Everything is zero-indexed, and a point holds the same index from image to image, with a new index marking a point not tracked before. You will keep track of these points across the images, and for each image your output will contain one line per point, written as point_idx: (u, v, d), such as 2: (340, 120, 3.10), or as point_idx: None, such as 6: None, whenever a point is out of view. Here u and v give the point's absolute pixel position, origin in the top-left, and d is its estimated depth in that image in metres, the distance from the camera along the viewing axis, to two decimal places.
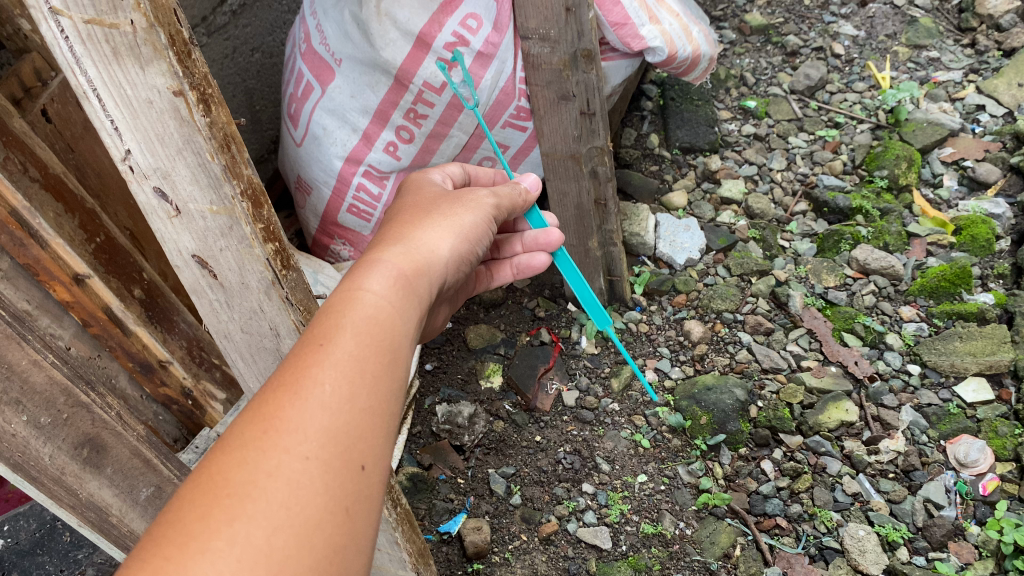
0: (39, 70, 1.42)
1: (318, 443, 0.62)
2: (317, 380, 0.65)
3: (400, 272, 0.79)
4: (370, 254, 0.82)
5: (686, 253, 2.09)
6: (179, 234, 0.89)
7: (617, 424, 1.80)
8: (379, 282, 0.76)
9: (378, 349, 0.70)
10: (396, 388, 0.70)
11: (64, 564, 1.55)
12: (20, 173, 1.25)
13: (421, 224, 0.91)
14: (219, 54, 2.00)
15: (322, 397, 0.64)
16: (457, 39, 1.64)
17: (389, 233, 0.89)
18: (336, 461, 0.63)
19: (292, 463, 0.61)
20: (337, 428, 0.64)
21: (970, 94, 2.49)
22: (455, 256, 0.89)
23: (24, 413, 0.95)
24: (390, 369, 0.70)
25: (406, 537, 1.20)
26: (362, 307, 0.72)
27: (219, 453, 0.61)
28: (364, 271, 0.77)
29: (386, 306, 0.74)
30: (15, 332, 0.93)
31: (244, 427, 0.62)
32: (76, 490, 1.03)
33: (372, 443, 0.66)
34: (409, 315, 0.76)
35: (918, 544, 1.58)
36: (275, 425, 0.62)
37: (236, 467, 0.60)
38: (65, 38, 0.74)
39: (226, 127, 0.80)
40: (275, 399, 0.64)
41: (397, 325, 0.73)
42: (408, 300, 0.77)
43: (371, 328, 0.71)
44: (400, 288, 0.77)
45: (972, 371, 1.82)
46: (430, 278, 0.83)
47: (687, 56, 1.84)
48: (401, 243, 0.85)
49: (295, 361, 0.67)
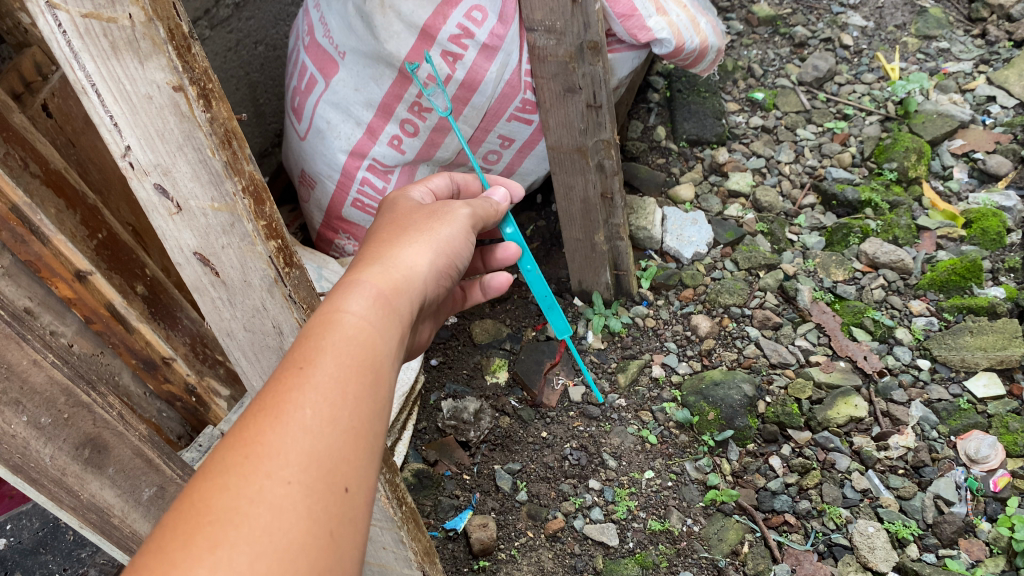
0: (39, 65, 1.41)
1: (300, 467, 0.60)
2: (297, 404, 0.63)
3: (379, 292, 0.77)
4: (348, 275, 0.79)
5: (694, 247, 2.07)
6: (180, 231, 0.88)
7: (624, 419, 1.78)
8: (358, 303, 0.74)
9: (360, 371, 0.68)
10: (377, 409, 0.68)
11: (67, 563, 1.54)
12: (21, 168, 1.23)
13: (399, 240, 0.88)
14: (222, 47, 1.99)
15: (303, 421, 0.62)
16: (462, 31, 1.63)
17: (366, 252, 0.85)
18: (319, 484, 0.60)
19: (274, 487, 0.58)
20: (319, 452, 0.61)
21: (980, 84, 2.46)
22: (436, 271, 0.87)
23: (24, 413, 0.94)
24: (372, 390, 0.68)
25: (411, 536, 1.19)
26: (341, 329, 0.70)
27: (197, 481, 0.58)
28: (342, 292, 0.75)
29: (366, 326, 0.72)
30: (14, 332, 0.92)
31: (224, 453, 0.60)
32: (78, 491, 1.02)
33: (355, 466, 0.63)
34: (389, 335, 0.74)
35: (928, 541, 1.57)
36: (257, 449, 0.59)
37: (218, 492, 0.57)
38: (63, 31, 0.72)
39: (227, 122, 0.79)
40: (255, 423, 0.61)
41: (377, 345, 0.71)
42: (388, 320, 0.75)
43: (351, 349, 0.69)
44: (380, 308, 0.75)
45: (983, 366, 1.80)
46: (410, 296, 0.80)
47: (695, 47, 1.81)
48: (380, 261, 0.83)
49: (274, 385, 0.64)
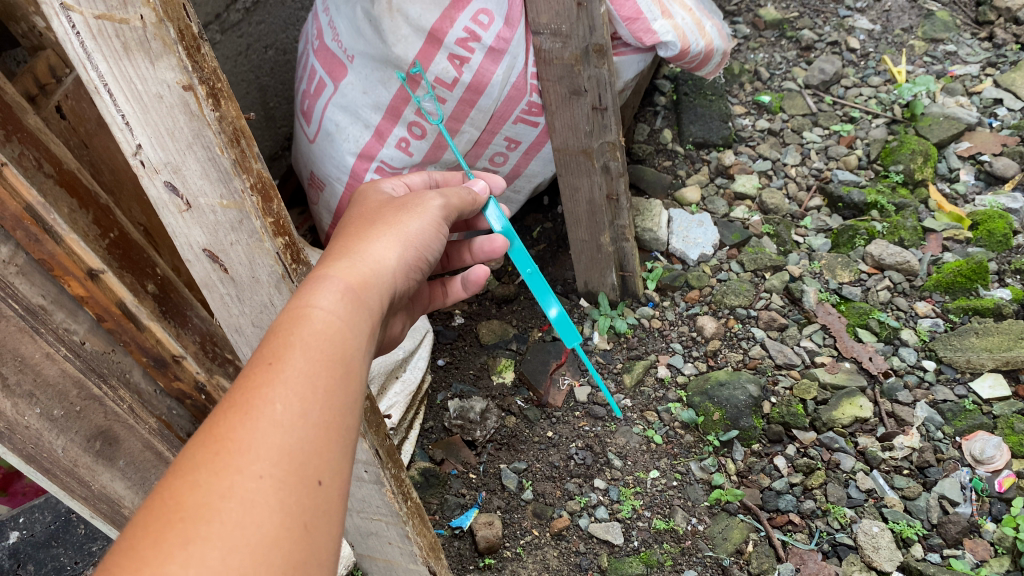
0: (53, 68, 1.44)
1: (271, 462, 0.62)
2: (268, 400, 0.65)
3: (350, 287, 0.79)
4: (318, 269, 0.81)
5: (699, 249, 2.09)
6: (190, 229, 0.90)
7: (630, 419, 1.80)
8: (329, 298, 0.76)
9: (329, 365, 0.70)
10: (347, 401, 0.70)
11: (79, 556, 1.57)
12: (35, 168, 1.25)
13: (368, 235, 0.89)
14: (233, 51, 2.01)
15: (273, 416, 0.64)
16: (468, 35, 1.64)
17: (336, 248, 0.87)
18: (291, 478, 0.62)
19: (245, 483, 0.60)
20: (291, 447, 0.63)
21: (987, 87, 2.47)
22: (406, 265, 0.89)
23: (37, 405, 1.01)
24: (341, 384, 0.70)
25: (416, 530, 1.20)
26: (310, 325, 0.72)
27: (168, 479, 0.60)
28: (312, 287, 0.76)
29: (335, 320, 0.74)
30: (28, 326, 0.99)
31: (195, 450, 0.62)
32: (88, 481, 1.10)
33: (326, 459, 0.65)
34: (360, 329, 0.76)
35: (932, 541, 1.57)
36: (228, 446, 0.61)
37: (189, 489, 0.59)
38: (76, 32, 0.75)
39: (236, 121, 0.81)
40: (226, 421, 0.63)
41: (346, 339, 0.73)
42: (358, 314, 0.77)
43: (320, 344, 0.71)
44: (350, 302, 0.77)
45: (988, 367, 1.80)
46: (379, 290, 0.82)
47: (700, 50, 1.83)
48: (348, 256, 0.84)
49: (244, 382, 0.66)
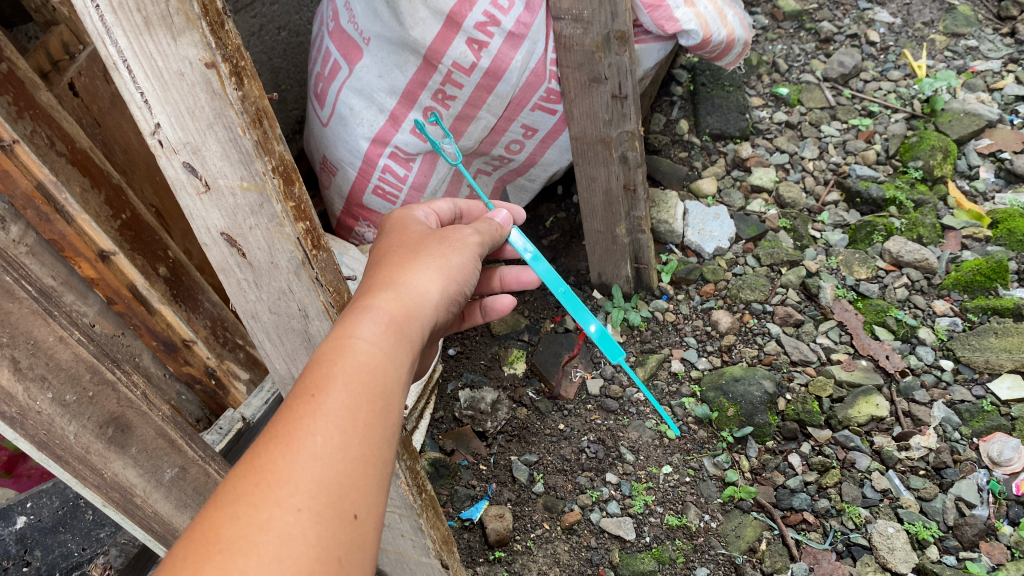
0: (66, 43, 1.40)
1: (310, 494, 0.60)
2: (308, 431, 0.63)
3: (391, 317, 0.76)
4: (359, 300, 0.78)
5: (715, 242, 2.05)
6: (208, 211, 0.87)
7: (642, 413, 1.77)
8: (370, 328, 0.73)
9: (369, 398, 0.67)
10: (387, 434, 0.67)
11: (86, 543, 1.42)
12: (47, 147, 1.23)
13: (412, 262, 0.86)
14: (247, 31, 1.98)
15: (314, 448, 0.62)
16: (488, 19, 1.61)
17: (376, 275, 0.84)
18: (329, 511, 0.60)
19: (284, 515, 0.58)
20: (329, 479, 0.61)
21: (1009, 83, 2.43)
22: (446, 297, 0.85)
23: (49, 390, 0.85)
24: (381, 417, 0.67)
25: (430, 523, 1.18)
26: (352, 357, 0.69)
27: (208, 510, 0.58)
28: (354, 317, 0.74)
29: (378, 353, 0.71)
30: (41, 307, 0.83)
31: (236, 481, 0.60)
32: (101, 469, 0.92)
33: (364, 493, 0.63)
34: (401, 360, 0.73)
35: (948, 543, 1.55)
36: (268, 478, 0.59)
37: (228, 521, 0.57)
38: (96, 6, 0.72)
39: (259, 101, 0.78)
40: (266, 451, 0.61)
41: (389, 374, 0.70)
42: (400, 346, 0.74)
43: (362, 376, 0.68)
44: (392, 332, 0.74)
45: (1007, 368, 1.77)
46: (421, 321, 0.79)
47: (722, 40, 1.80)
48: (390, 285, 0.81)
49: (284, 414, 0.64)
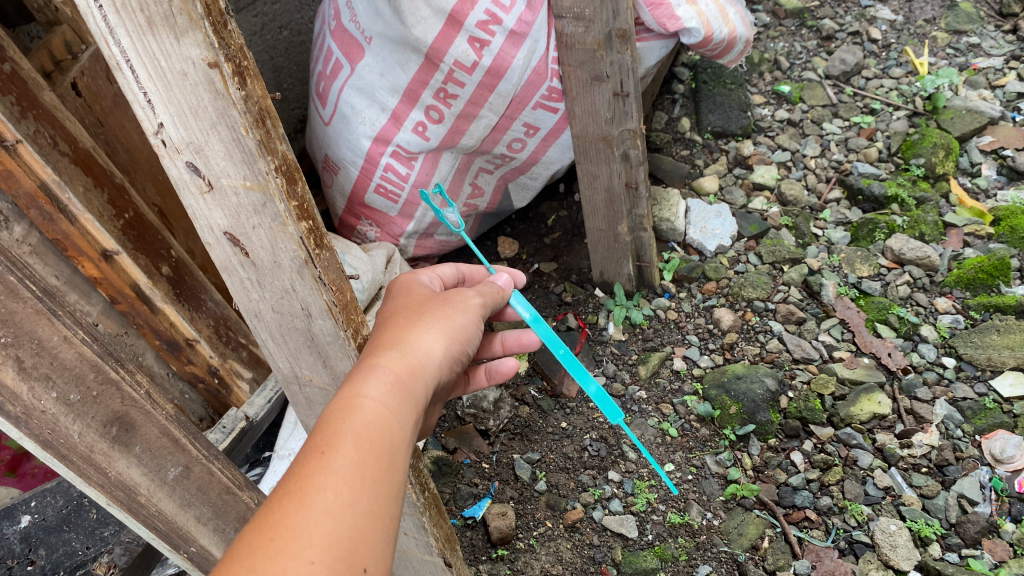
0: (69, 43, 1.40)
1: (323, 548, 0.60)
2: (320, 487, 0.63)
3: (397, 376, 0.76)
4: (364, 360, 0.79)
5: (717, 240, 2.05)
6: (211, 210, 0.87)
7: (645, 412, 1.77)
8: (377, 387, 0.73)
9: (377, 455, 0.68)
10: (395, 492, 0.68)
11: (90, 541, 1.42)
12: (50, 147, 1.24)
13: (418, 320, 0.86)
14: (248, 30, 1.98)
15: (326, 504, 0.62)
16: (490, 17, 1.61)
17: (380, 333, 0.84)
18: (340, 565, 0.61)
19: (297, 569, 0.58)
20: (339, 534, 0.62)
21: (1011, 80, 2.43)
22: (450, 355, 0.85)
23: (53, 390, 0.86)
24: (389, 474, 0.68)
25: (433, 522, 1.19)
26: (360, 414, 0.70)
27: (222, 565, 0.58)
28: (361, 375, 0.74)
29: (385, 410, 0.72)
30: (45, 307, 0.83)
31: (250, 535, 0.60)
32: (105, 468, 0.92)
33: (372, 548, 0.64)
34: (407, 418, 0.74)
35: (950, 540, 1.55)
36: (281, 532, 0.60)
37: (244, 574, 0.57)
38: (99, 6, 0.72)
39: (262, 100, 0.78)
40: (279, 506, 0.62)
41: (395, 433, 0.71)
42: (406, 405, 0.74)
43: (370, 434, 0.69)
44: (398, 390, 0.75)
45: (1009, 365, 1.77)
46: (425, 379, 0.80)
47: (724, 38, 1.80)
48: (395, 344, 0.82)
49: (294, 471, 0.65)
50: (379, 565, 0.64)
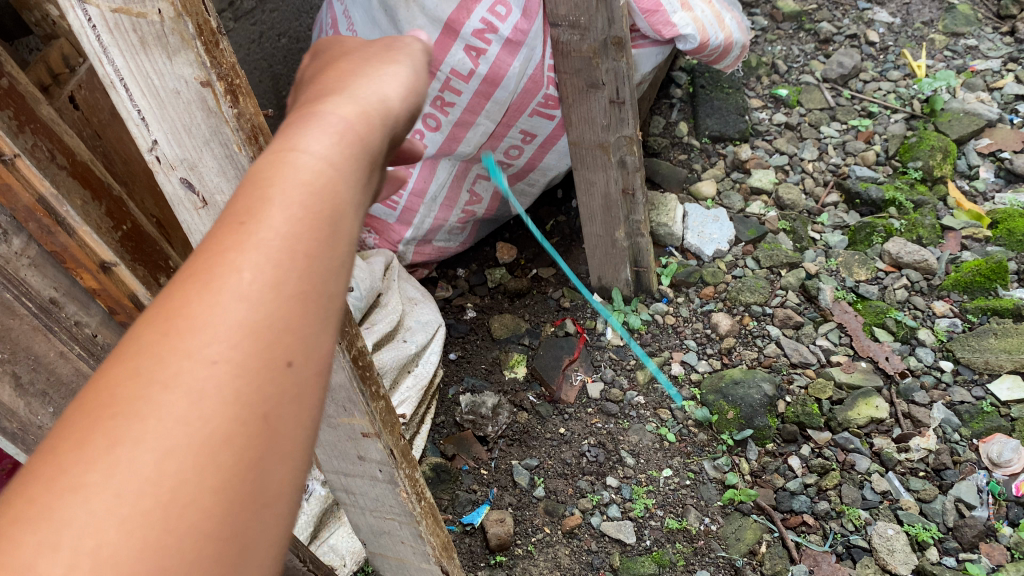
0: (67, 56, 1.42)
1: (233, 341, 0.43)
2: (232, 261, 0.44)
3: (354, 115, 0.55)
4: (312, 93, 0.57)
5: (715, 245, 2.06)
6: (206, 225, 0.88)
7: (643, 417, 1.78)
8: (324, 128, 0.53)
9: (320, 214, 0.48)
10: (338, 275, 0.48)
11: None
12: (48, 160, 1.25)
13: (371, 66, 0.61)
14: (246, 39, 1.99)
15: (242, 282, 0.44)
16: (486, 26, 1.63)
17: (337, 65, 0.62)
18: (258, 360, 0.43)
19: (195, 370, 0.41)
20: (260, 321, 0.44)
21: (1008, 83, 2.43)
22: (426, 92, 0.63)
23: None
24: (336, 239, 0.49)
25: (430, 530, 1.19)
26: (299, 160, 0.50)
27: (102, 367, 0.42)
28: (305, 114, 0.54)
29: (334, 155, 0.51)
30: None
31: (140, 327, 0.43)
32: None
33: (308, 331, 0.46)
34: (364, 169, 0.53)
35: (948, 545, 1.55)
36: (177, 321, 0.42)
37: (122, 378, 0.41)
38: (93, 26, 0.72)
39: (254, 118, 0.79)
40: (180, 286, 0.44)
41: (341, 198, 0.50)
42: (364, 152, 0.54)
43: (310, 186, 0.49)
44: (356, 132, 0.54)
45: (1007, 369, 1.78)
46: (394, 119, 0.58)
47: (720, 43, 1.80)
48: (343, 89, 0.57)
49: (204, 245, 0.46)
50: (307, 377, 0.45)
